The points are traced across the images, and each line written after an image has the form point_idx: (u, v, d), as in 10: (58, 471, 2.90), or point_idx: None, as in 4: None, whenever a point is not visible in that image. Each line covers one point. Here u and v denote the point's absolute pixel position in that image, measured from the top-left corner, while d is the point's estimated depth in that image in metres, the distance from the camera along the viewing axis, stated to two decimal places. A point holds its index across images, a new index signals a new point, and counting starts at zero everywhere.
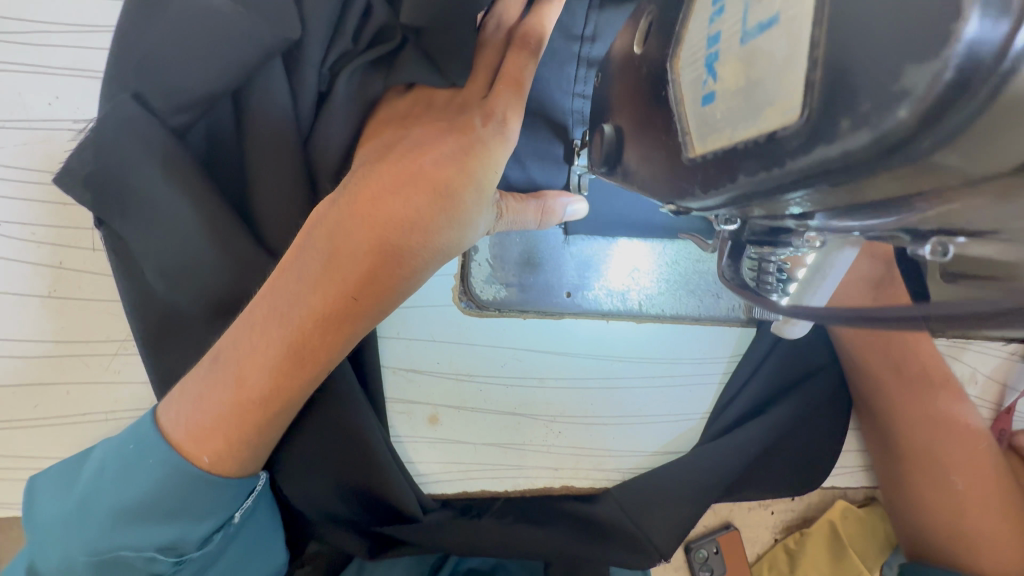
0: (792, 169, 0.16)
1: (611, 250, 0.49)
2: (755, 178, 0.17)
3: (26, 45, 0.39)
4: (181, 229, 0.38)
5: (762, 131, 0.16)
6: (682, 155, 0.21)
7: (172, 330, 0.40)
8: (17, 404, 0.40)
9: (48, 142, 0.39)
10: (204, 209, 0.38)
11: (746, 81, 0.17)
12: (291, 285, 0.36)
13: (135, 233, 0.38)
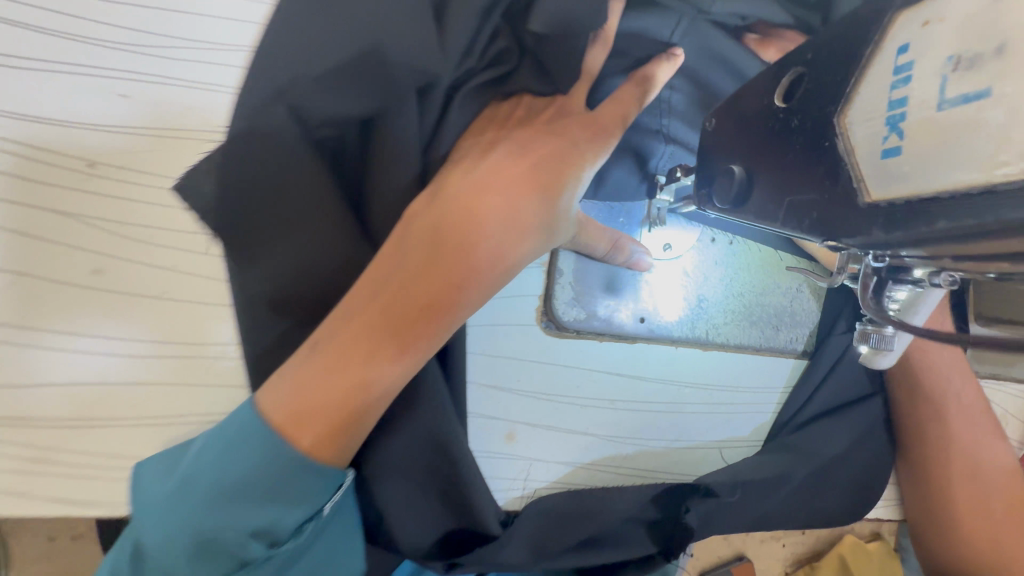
0: (1005, 220, 0.19)
1: (682, 279, 0.52)
2: (954, 224, 0.20)
3: (161, 57, 0.41)
4: (306, 228, 0.38)
5: (971, 183, 0.19)
6: (855, 198, 0.24)
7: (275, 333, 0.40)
8: (116, 404, 0.41)
9: (176, 150, 0.40)
10: (331, 211, 0.38)
11: (945, 139, 0.20)
12: (392, 275, 0.36)
13: (252, 230, 0.38)
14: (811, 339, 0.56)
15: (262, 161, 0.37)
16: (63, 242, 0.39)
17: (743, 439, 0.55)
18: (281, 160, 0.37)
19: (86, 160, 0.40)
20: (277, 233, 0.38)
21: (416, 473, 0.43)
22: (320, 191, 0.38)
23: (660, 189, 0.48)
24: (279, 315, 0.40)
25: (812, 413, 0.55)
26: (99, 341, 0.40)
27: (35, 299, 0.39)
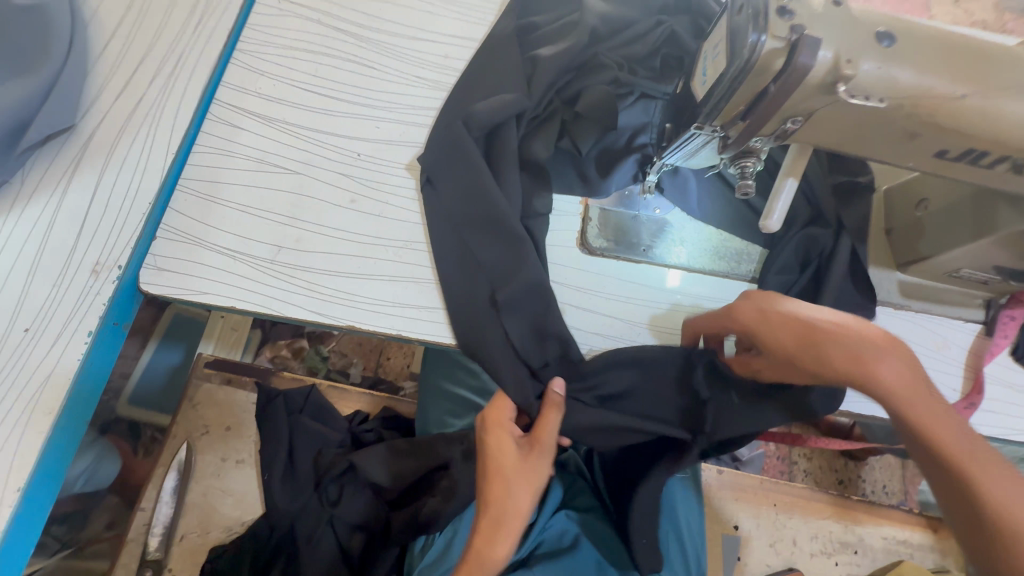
0: (729, 78, 0.52)
1: (669, 229, 0.84)
2: (719, 88, 0.54)
3: (392, 110, 0.84)
4: (466, 175, 0.76)
5: (717, 71, 0.53)
6: (696, 98, 0.58)
7: (445, 226, 0.76)
8: (350, 265, 0.76)
9: (396, 149, 0.82)
10: (477, 165, 0.76)
11: (714, 64, 0.54)
12: (493, 525, 0.71)
13: (440, 182, 0.78)
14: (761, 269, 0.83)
15: (450, 147, 0.78)
16: (339, 187, 0.79)
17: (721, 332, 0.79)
18: (459, 145, 0.77)
19: (354, 153, 0.81)
20: (457, 185, 0.77)
21: (525, 312, 0.72)
22: (473, 155, 0.76)
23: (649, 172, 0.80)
24: (451, 220, 0.77)
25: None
26: (346, 234, 0.77)
27: (324, 211, 0.78)
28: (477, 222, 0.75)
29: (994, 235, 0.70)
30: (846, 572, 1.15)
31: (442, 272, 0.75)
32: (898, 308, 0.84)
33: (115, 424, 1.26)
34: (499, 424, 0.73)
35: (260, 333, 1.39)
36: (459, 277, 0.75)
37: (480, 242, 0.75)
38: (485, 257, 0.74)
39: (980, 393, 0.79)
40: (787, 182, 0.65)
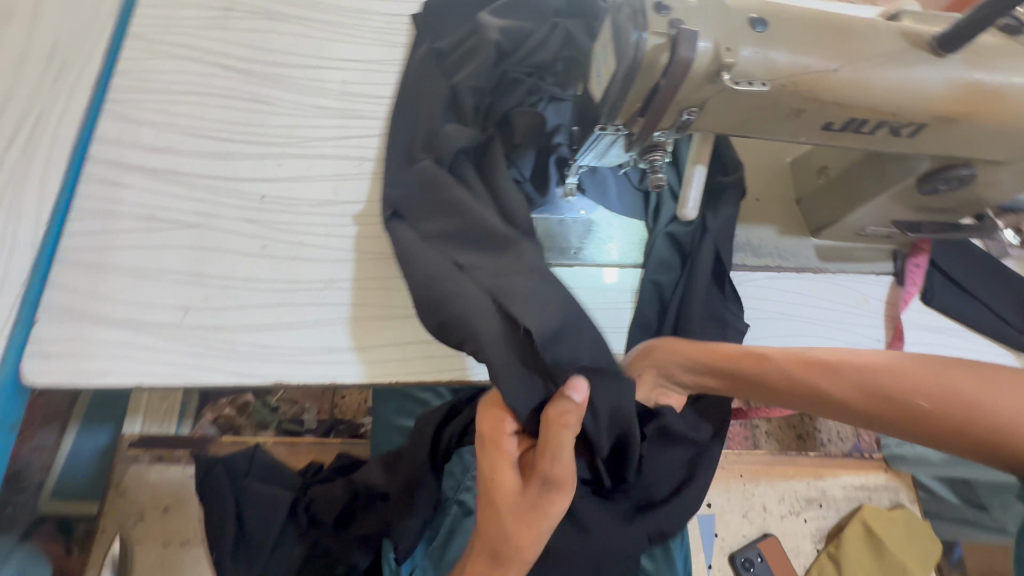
0: (620, 77, 0.52)
1: (596, 228, 0.84)
2: (613, 88, 0.54)
3: (295, 145, 0.80)
4: (449, 197, 0.70)
5: (609, 72, 0.53)
6: (595, 101, 0.58)
7: (411, 256, 0.68)
8: (269, 316, 0.70)
9: (304, 185, 0.78)
10: (459, 188, 0.70)
11: (605, 64, 0.54)
12: (489, 560, 0.57)
13: (416, 215, 0.72)
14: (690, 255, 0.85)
15: (422, 186, 0.73)
16: (246, 234, 0.74)
17: (662, 323, 0.80)
18: (432, 180, 0.72)
19: (259, 195, 0.76)
20: (449, 216, 0.70)
21: (566, 342, 0.60)
22: (451, 186, 0.71)
23: (567, 175, 0.80)
24: (436, 255, 0.68)
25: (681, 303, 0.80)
26: (262, 283, 0.72)
27: (232, 262, 0.72)
28: (470, 244, 0.68)
29: (888, 193, 0.75)
30: (815, 526, 1.19)
31: (418, 293, 0.66)
32: (818, 272, 0.88)
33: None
34: (494, 444, 0.60)
35: (199, 396, 1.16)
36: (484, 320, 0.61)
37: (490, 270, 0.65)
38: (491, 286, 0.63)
39: (901, 340, 0.85)
40: (696, 170, 0.67)
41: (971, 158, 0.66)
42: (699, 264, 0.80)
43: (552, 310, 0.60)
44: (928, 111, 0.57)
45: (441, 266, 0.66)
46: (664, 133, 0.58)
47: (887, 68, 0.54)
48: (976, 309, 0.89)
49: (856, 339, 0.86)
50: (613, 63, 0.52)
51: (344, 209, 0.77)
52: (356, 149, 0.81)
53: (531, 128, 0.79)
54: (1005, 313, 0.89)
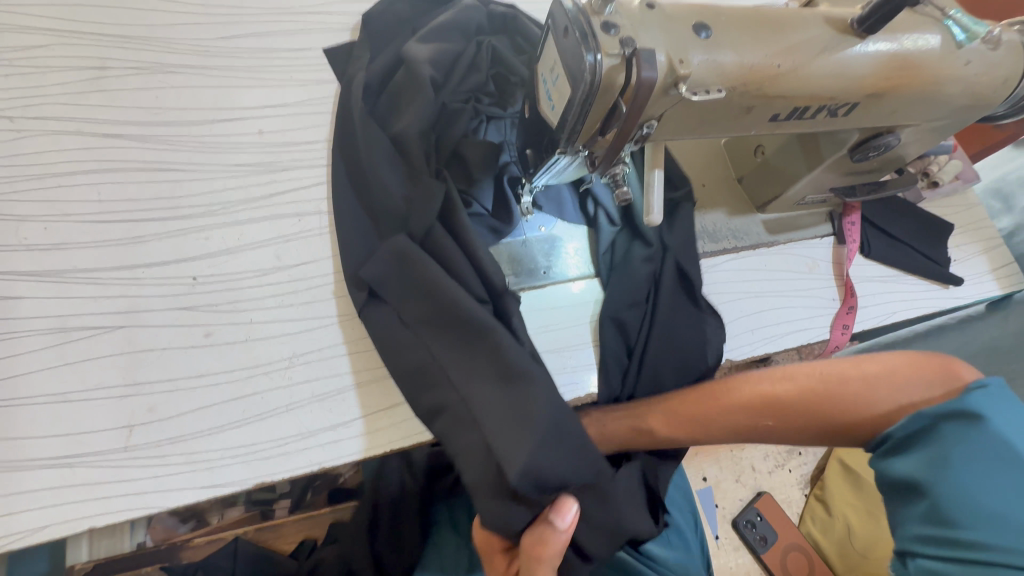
0: (578, 102, 0.50)
1: (560, 242, 0.82)
2: (571, 114, 0.51)
3: (221, 213, 0.71)
4: (417, 278, 0.66)
5: (563, 97, 0.51)
6: (550, 125, 0.56)
7: (389, 345, 0.66)
8: (232, 412, 0.62)
9: (240, 256, 0.69)
10: (421, 264, 0.66)
11: (556, 89, 0.52)
12: None
13: (395, 298, 0.67)
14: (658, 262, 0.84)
15: (394, 257, 0.68)
16: (185, 325, 0.64)
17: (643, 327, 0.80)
18: (407, 259, 0.67)
19: (190, 277, 0.67)
20: (432, 310, 0.66)
21: (553, 448, 0.60)
22: (424, 267, 0.66)
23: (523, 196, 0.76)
24: (420, 347, 0.65)
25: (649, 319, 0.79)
26: (215, 376, 0.63)
27: (176, 360, 0.63)
28: (459, 334, 0.65)
29: (824, 164, 0.79)
30: (799, 474, 1.27)
31: (393, 366, 0.65)
32: (770, 245, 0.92)
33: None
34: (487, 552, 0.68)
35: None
36: (462, 425, 0.62)
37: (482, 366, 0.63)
38: (479, 395, 0.62)
39: (853, 295, 0.90)
40: (655, 173, 0.66)
41: (896, 124, 0.70)
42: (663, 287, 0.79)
43: (535, 437, 0.60)
44: (860, 90, 0.60)
45: (428, 362, 0.64)
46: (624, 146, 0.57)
47: (822, 55, 0.56)
48: (907, 252, 0.97)
49: (816, 302, 0.90)
50: (567, 89, 0.50)
51: (292, 274, 0.70)
52: (291, 204, 0.73)
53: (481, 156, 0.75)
54: (929, 251, 0.98)
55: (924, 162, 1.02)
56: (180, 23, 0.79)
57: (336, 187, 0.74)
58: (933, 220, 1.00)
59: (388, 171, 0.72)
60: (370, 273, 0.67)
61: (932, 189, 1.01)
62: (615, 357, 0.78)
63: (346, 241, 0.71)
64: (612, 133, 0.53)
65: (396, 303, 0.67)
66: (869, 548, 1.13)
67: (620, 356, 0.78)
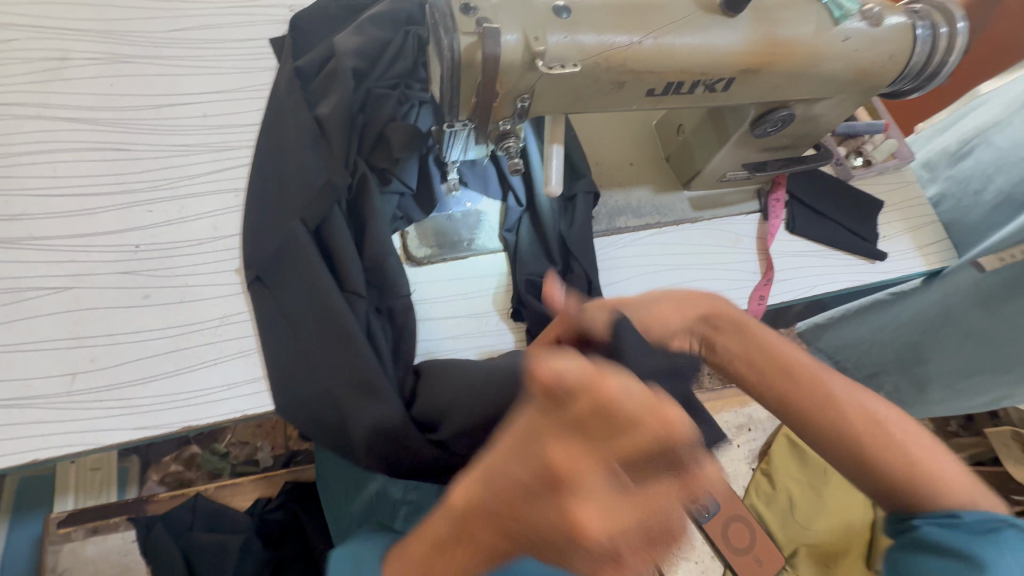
0: (448, 77, 0.56)
1: (484, 217, 0.87)
2: (445, 89, 0.57)
3: (165, 187, 0.78)
4: (285, 251, 0.74)
5: (437, 74, 0.57)
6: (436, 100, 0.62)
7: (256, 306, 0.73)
8: (165, 364, 0.70)
9: (180, 227, 0.76)
10: (291, 236, 0.74)
11: (435, 66, 0.58)
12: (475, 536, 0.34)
13: (277, 279, 0.74)
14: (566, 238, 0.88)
15: (279, 241, 0.74)
16: (126, 287, 0.72)
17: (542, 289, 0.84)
18: (282, 239, 0.74)
19: (133, 245, 0.74)
20: (298, 295, 0.73)
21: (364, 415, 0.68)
22: (305, 252, 0.73)
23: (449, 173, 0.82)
24: (292, 326, 0.72)
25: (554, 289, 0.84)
26: (152, 332, 0.71)
27: (115, 318, 0.70)
28: (302, 305, 0.72)
29: (732, 140, 0.83)
30: (748, 449, 1.31)
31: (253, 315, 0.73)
32: (695, 221, 0.96)
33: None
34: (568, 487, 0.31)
35: (139, 460, 1.23)
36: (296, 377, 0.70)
37: (337, 340, 0.70)
38: (330, 368, 0.70)
39: (773, 269, 0.94)
40: (554, 148, 0.72)
41: (786, 100, 0.74)
42: (581, 270, 0.84)
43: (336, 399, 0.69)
44: (733, 65, 0.64)
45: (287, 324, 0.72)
46: (506, 119, 0.63)
47: (688, 32, 0.60)
48: (834, 228, 0.99)
49: (736, 276, 0.94)
50: (438, 68, 0.56)
51: (226, 244, 0.77)
52: (230, 181, 0.80)
53: (405, 136, 0.80)
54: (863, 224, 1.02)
55: (857, 143, 1.05)
56: (134, 17, 0.86)
57: (267, 164, 0.80)
58: (862, 197, 1.02)
59: (310, 156, 0.78)
60: (255, 260, 0.74)
61: (866, 168, 1.04)
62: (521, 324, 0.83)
63: (253, 228, 0.76)
64: (486, 105, 0.59)
65: (265, 270, 0.74)
66: (809, 519, 1.19)
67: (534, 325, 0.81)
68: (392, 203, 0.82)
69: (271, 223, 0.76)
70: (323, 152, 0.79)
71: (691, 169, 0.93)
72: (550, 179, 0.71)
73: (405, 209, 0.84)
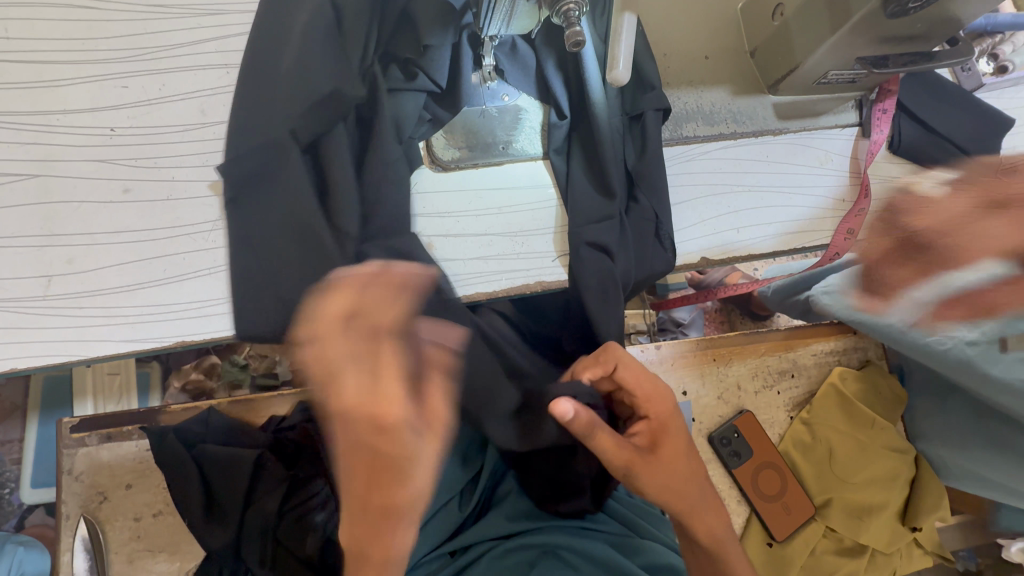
0: None
1: (525, 115, 0.72)
2: None
3: (141, 59, 0.64)
4: (278, 166, 0.62)
5: None
6: None
7: (237, 216, 0.62)
8: (151, 270, 0.60)
9: (162, 109, 0.63)
10: (286, 150, 0.61)
11: None
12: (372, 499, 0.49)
13: (252, 205, 0.62)
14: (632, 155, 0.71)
15: (265, 155, 0.62)
16: (102, 178, 0.61)
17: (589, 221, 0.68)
18: (278, 148, 0.61)
19: (108, 128, 0.62)
20: (283, 232, 0.61)
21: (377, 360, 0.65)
22: (295, 179, 0.61)
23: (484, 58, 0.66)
24: (265, 256, 0.61)
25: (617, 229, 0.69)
26: (136, 233, 0.60)
27: (92, 214, 0.60)
28: (291, 235, 0.61)
29: (850, 26, 0.63)
30: (788, 397, 1.16)
31: (233, 230, 0.62)
32: (779, 135, 0.79)
33: (29, 514, 1.20)
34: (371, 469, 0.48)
35: (161, 365, 1.20)
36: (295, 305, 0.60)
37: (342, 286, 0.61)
38: (317, 314, 0.61)
39: (867, 197, 0.78)
40: (626, 18, 0.54)
41: None
42: (647, 206, 0.70)
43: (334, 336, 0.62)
44: None
45: (280, 246, 0.61)
46: None
47: None
48: (948, 150, 0.81)
49: (820, 204, 0.79)
50: None
51: (217, 132, 0.64)
52: (219, 53, 0.66)
53: (435, 8, 0.64)
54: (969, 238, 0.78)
55: (993, 43, 0.84)
56: None
57: (263, 51, 0.65)
58: (991, 112, 0.83)
59: (318, 50, 0.63)
60: (234, 172, 0.61)
61: (999, 76, 0.84)
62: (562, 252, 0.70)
63: (242, 126, 0.63)
64: None
65: (245, 179, 0.62)
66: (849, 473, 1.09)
67: (586, 273, 0.68)
68: (417, 101, 0.66)
69: (257, 130, 0.63)
70: (338, 47, 0.64)
71: (787, 65, 0.74)
72: (616, 62, 0.55)
73: (432, 108, 0.69)
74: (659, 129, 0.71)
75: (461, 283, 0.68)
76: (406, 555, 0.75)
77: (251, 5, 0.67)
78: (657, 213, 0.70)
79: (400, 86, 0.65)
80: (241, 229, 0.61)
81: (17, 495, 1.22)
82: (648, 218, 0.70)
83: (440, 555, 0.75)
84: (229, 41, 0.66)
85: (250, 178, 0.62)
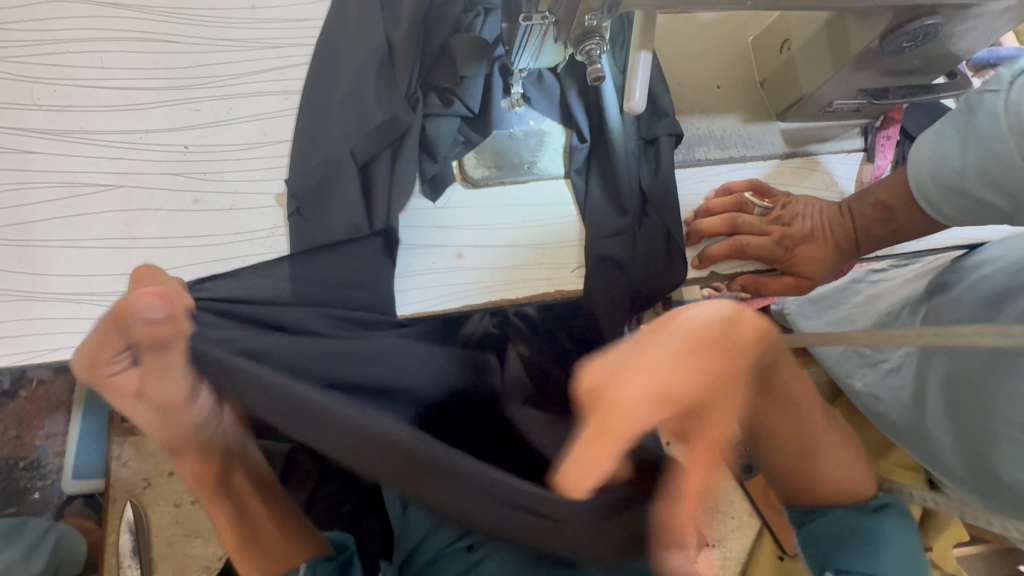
0: None
1: (548, 138, 0.78)
2: None
3: (213, 86, 0.73)
4: (337, 181, 0.69)
5: None
6: None
7: (300, 228, 0.69)
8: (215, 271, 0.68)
9: (228, 130, 0.72)
10: (343, 166, 0.69)
11: None
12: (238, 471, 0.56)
13: (319, 217, 0.69)
14: (647, 176, 0.76)
15: (329, 173, 0.69)
16: (175, 189, 0.69)
17: (603, 236, 0.75)
18: (333, 166, 0.69)
19: (182, 145, 0.71)
20: (339, 241, 0.68)
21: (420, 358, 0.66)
22: (354, 194, 0.68)
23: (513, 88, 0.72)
24: (320, 263, 0.68)
25: (632, 243, 0.75)
26: (203, 237, 0.69)
27: (165, 221, 0.68)
28: (344, 243, 0.68)
29: (850, 61, 0.69)
30: None
31: (297, 242, 0.69)
32: (787, 158, 0.85)
33: (67, 504, 1.22)
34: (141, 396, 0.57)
35: None
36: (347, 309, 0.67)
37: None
38: None
39: None
40: (642, 55, 0.61)
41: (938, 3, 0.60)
42: (660, 223, 0.75)
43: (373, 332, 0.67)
44: None
45: (331, 254, 0.68)
46: (598, 13, 0.54)
47: None
48: None
49: None
50: None
51: (276, 150, 0.72)
52: (280, 81, 0.74)
53: (473, 43, 0.71)
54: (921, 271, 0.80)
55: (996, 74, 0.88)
56: None
57: (321, 80, 0.73)
58: None
59: (371, 83, 0.71)
60: (297, 187, 0.69)
61: None
62: (578, 264, 0.76)
63: (304, 148, 0.71)
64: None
65: (307, 195, 0.69)
66: None
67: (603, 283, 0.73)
68: (452, 125, 0.73)
69: (317, 151, 0.70)
70: (387, 80, 0.72)
71: (794, 95, 0.80)
72: (633, 91, 0.62)
73: (465, 131, 0.76)
74: (672, 152, 0.77)
75: (487, 290, 0.74)
76: (425, 548, 0.74)
77: (309, 39, 0.76)
78: (669, 231, 0.75)
79: (437, 111, 0.73)
80: (303, 239, 0.69)
81: (58, 486, 1.24)
82: (658, 234, 0.75)
83: (454, 551, 0.73)
84: (289, 70, 0.75)
85: (309, 195, 0.69)
